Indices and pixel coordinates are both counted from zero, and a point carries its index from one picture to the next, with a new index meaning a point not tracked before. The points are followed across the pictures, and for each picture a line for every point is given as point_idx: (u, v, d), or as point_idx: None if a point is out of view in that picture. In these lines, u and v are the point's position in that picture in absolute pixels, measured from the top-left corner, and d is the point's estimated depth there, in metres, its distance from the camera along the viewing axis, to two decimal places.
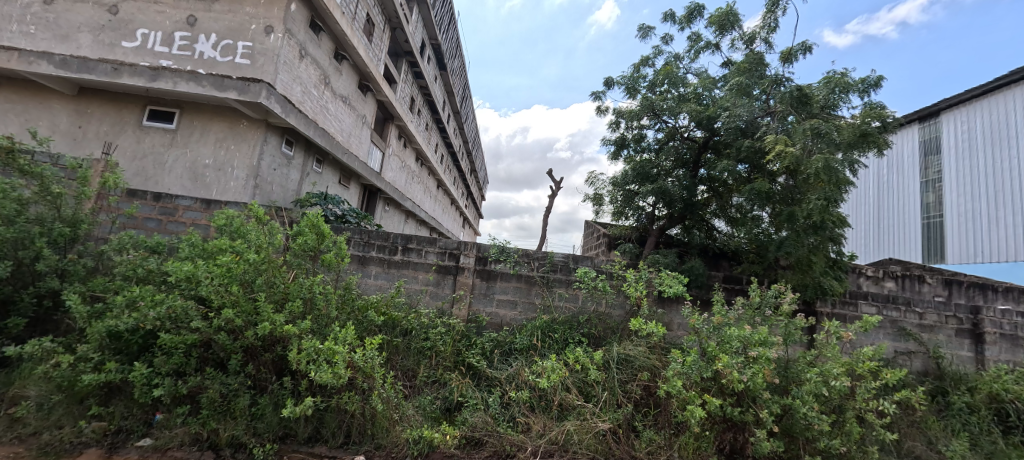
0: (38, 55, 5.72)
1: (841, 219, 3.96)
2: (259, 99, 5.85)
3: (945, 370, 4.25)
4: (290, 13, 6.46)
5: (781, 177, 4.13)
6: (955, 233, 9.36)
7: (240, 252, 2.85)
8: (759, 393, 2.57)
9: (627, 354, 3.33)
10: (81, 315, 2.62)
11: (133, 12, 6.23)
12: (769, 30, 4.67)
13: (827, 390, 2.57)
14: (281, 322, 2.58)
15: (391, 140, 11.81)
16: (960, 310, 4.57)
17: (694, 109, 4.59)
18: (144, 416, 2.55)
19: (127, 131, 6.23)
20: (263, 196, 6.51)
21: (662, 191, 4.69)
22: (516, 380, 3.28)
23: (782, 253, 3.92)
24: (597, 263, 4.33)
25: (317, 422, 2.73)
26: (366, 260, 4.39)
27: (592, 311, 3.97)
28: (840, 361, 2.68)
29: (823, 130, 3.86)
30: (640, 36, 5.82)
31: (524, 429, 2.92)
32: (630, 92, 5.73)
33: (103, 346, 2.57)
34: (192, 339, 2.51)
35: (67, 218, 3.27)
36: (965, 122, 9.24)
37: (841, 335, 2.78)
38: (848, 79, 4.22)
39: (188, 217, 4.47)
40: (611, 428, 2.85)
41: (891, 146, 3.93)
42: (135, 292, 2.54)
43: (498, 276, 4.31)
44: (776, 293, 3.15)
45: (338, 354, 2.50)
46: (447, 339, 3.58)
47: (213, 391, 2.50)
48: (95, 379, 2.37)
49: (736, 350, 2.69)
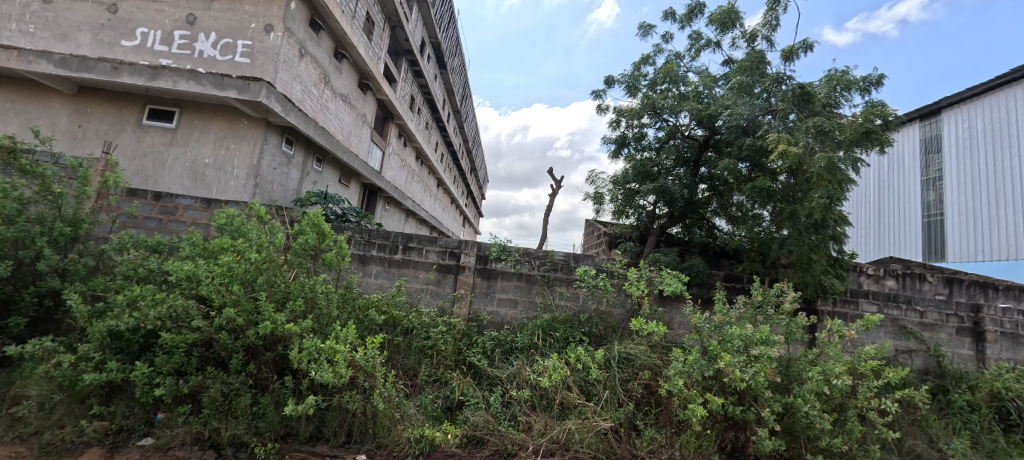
0: (37, 54, 5.71)
1: (842, 218, 3.95)
2: (259, 97, 5.84)
3: (945, 369, 4.25)
4: (290, 12, 6.45)
5: (782, 175, 4.12)
6: (955, 231, 9.36)
7: (241, 251, 2.85)
8: (761, 391, 2.57)
9: (628, 353, 3.33)
10: (81, 314, 2.61)
11: (133, 10, 6.21)
12: (771, 28, 4.65)
13: (828, 388, 2.57)
14: (282, 321, 2.58)
15: (391, 139, 11.80)
16: (960, 309, 4.57)
17: (694, 108, 4.59)
18: (145, 415, 2.55)
19: (127, 130, 6.23)
20: (263, 196, 6.51)
21: (663, 190, 4.68)
22: (517, 379, 3.28)
23: (783, 252, 3.92)
24: (598, 261, 4.34)
25: (318, 421, 2.73)
26: (367, 259, 4.39)
27: (593, 310, 3.96)
28: (842, 360, 2.68)
29: (825, 128, 3.85)
30: (640, 34, 5.81)
31: (525, 428, 2.92)
32: (630, 91, 5.72)
33: (105, 345, 2.57)
34: (194, 339, 2.51)
35: (67, 217, 3.26)
36: (966, 121, 9.23)
37: (843, 334, 2.77)
38: (849, 77, 4.20)
39: (188, 216, 4.47)
40: (612, 427, 2.86)
41: (892, 144, 3.93)
42: (136, 291, 2.54)
43: (499, 275, 4.31)
44: (778, 292, 3.15)
45: (339, 353, 2.50)
46: (448, 338, 3.57)
47: (215, 390, 2.50)
48: (96, 379, 2.37)
49: (737, 349, 2.69)
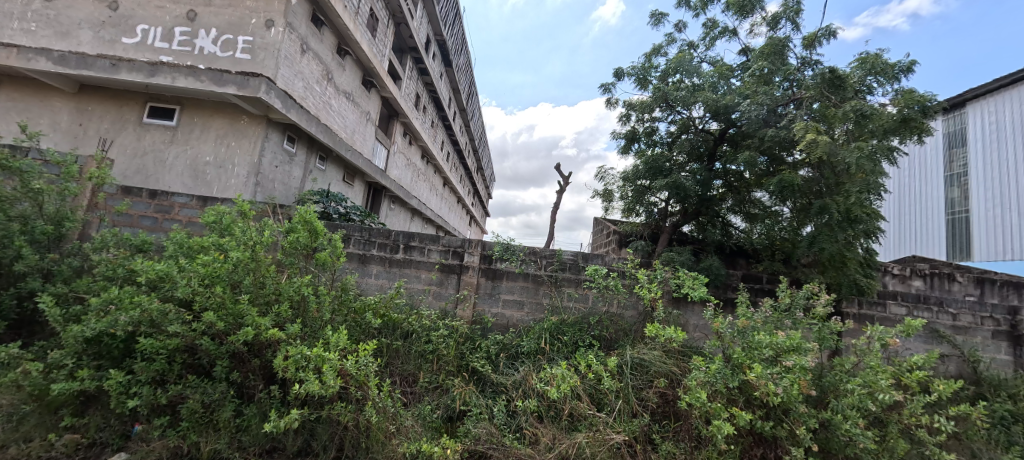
0: (36, 52, 5.60)
1: (873, 214, 3.69)
2: (259, 93, 5.67)
3: (982, 375, 3.95)
4: (291, 7, 6.30)
5: (804, 169, 3.91)
6: (980, 228, 8.93)
7: (227, 251, 2.67)
8: (795, 405, 2.32)
9: (642, 359, 3.09)
10: (55, 319, 2.46)
11: (132, 8, 6.09)
12: (794, 12, 4.36)
13: (873, 403, 2.30)
14: (267, 326, 2.39)
15: (396, 137, 11.63)
16: (997, 311, 4.25)
17: (710, 99, 4.32)
18: (122, 427, 2.37)
19: (127, 128, 6.10)
20: (264, 194, 6.36)
21: (676, 186, 4.38)
22: (523, 387, 3.07)
23: (812, 251, 3.67)
24: (608, 260, 4.10)
25: (307, 434, 2.51)
26: (368, 259, 4.19)
27: (604, 312, 3.74)
28: (885, 370, 2.41)
29: (863, 114, 3.52)
30: (652, 23, 5.56)
31: (531, 442, 2.69)
32: (641, 84, 5.46)
33: (81, 351, 2.39)
34: (173, 345, 2.32)
35: (50, 216, 3.12)
36: (994, 113, 8.73)
37: (886, 342, 2.50)
38: (883, 60, 3.86)
39: (185, 215, 4.31)
40: (626, 440, 2.61)
41: (932, 133, 3.64)
42: (112, 294, 2.37)
43: (504, 276, 4.10)
44: (807, 295, 2.91)
45: (327, 362, 2.30)
46: (450, 342, 3.35)
47: (195, 401, 2.32)
48: (67, 389, 2.20)
49: (767, 359, 2.46)
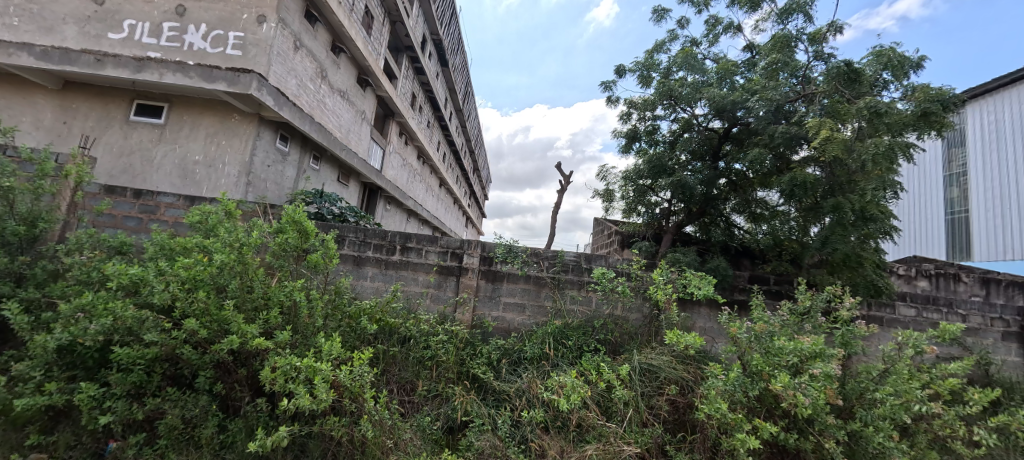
0: (18, 46, 5.37)
1: (887, 213, 3.56)
2: (251, 90, 5.47)
3: (995, 378, 3.86)
4: (283, 2, 6.11)
5: (813, 167, 3.76)
6: (980, 228, 8.90)
7: (212, 252, 2.50)
8: (821, 416, 2.19)
9: (651, 364, 2.95)
10: (22, 328, 2.28)
11: (119, 2, 5.86)
12: (804, 5, 4.23)
13: (906, 414, 2.17)
14: (253, 335, 2.20)
15: (392, 136, 11.44)
16: (1006, 312, 4.20)
17: (715, 96, 4.17)
18: (95, 445, 2.20)
19: (113, 126, 5.87)
20: (256, 194, 6.15)
21: (681, 184, 4.26)
22: (527, 395, 2.91)
23: (824, 251, 3.53)
24: (612, 262, 3.88)
25: (297, 450, 2.34)
26: (363, 260, 4.02)
27: (608, 315, 3.58)
28: (914, 378, 2.28)
29: (878, 110, 3.35)
30: (655, 19, 5.44)
31: (537, 456, 2.52)
32: (642, 81, 5.33)
33: (51, 362, 2.20)
34: (151, 354, 2.14)
35: (23, 215, 2.92)
36: (992, 113, 8.66)
37: (919, 349, 2.34)
38: (898, 54, 3.73)
39: (171, 215, 4.11)
40: (637, 452, 2.46)
41: (949, 128, 3.51)
42: (82, 301, 2.18)
43: (505, 278, 3.93)
44: (828, 298, 2.76)
45: (319, 373, 2.12)
46: (450, 347, 3.16)
47: (173, 417, 2.16)
48: (31, 404, 2.01)
49: (790, 365, 2.32)
